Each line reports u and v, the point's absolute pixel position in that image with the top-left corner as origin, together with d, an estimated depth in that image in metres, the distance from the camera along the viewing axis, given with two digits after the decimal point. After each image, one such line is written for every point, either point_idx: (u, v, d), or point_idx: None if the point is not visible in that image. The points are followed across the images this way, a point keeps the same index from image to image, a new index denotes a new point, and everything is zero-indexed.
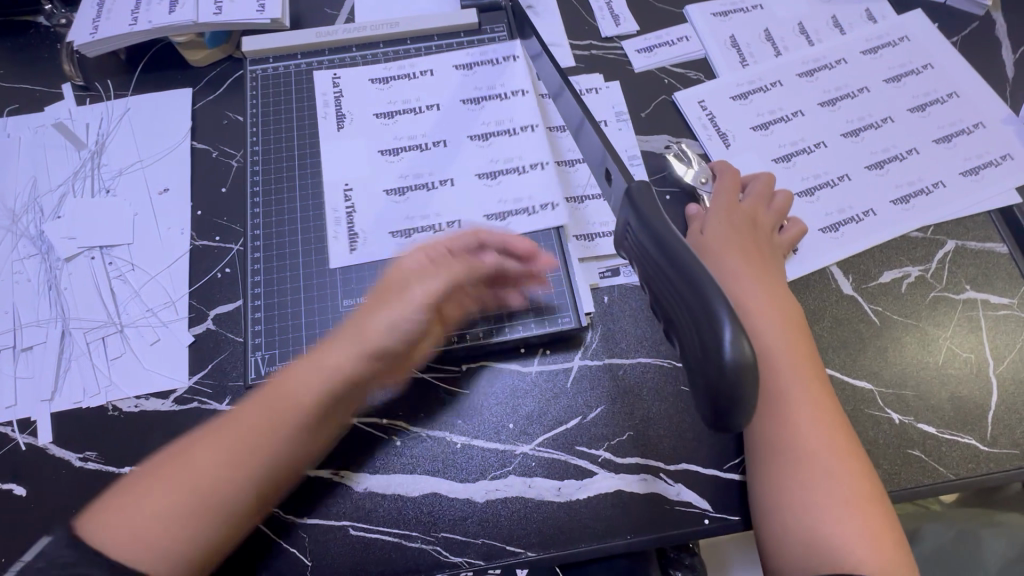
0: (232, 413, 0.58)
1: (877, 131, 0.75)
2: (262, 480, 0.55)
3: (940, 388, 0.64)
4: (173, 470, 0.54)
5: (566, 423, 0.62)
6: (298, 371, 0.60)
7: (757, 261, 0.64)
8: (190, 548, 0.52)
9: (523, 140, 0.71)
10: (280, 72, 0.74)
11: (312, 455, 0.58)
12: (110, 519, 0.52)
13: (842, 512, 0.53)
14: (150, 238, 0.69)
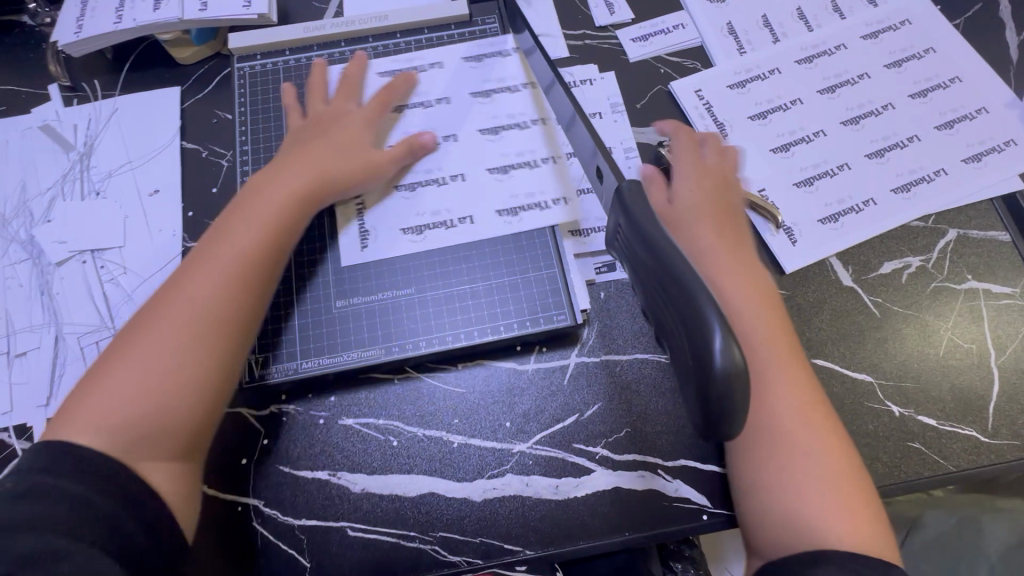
0: (178, 275, 0.55)
1: (877, 118, 0.73)
2: (234, 304, 0.54)
3: (941, 380, 0.63)
4: (132, 351, 0.51)
5: (563, 421, 0.61)
6: (249, 196, 0.60)
7: (730, 234, 0.62)
8: (172, 429, 0.50)
9: (532, 134, 0.70)
10: (267, 69, 0.72)
11: (279, 256, 0.58)
12: (71, 417, 0.49)
13: (818, 488, 0.52)
14: (141, 241, 0.69)
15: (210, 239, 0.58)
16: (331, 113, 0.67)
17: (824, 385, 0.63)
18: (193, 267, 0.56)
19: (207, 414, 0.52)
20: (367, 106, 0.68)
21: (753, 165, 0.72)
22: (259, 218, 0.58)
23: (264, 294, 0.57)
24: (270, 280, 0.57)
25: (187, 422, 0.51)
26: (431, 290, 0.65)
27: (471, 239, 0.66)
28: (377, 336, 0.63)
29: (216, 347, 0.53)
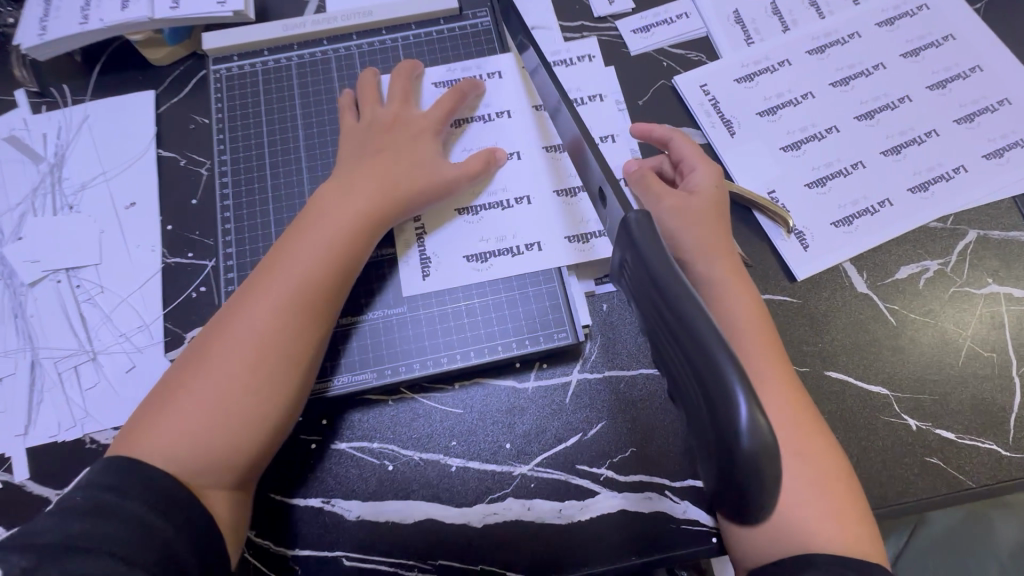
0: (247, 290, 0.53)
1: (893, 112, 0.69)
2: (303, 330, 0.52)
3: (961, 391, 0.60)
4: (202, 371, 0.50)
5: (565, 442, 0.59)
6: (313, 209, 0.56)
7: (716, 228, 0.58)
8: (237, 456, 0.49)
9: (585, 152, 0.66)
10: (245, 70, 0.68)
11: (347, 279, 0.55)
12: (141, 433, 0.48)
13: (815, 495, 0.49)
14: (119, 257, 0.65)
15: (277, 252, 0.55)
16: (399, 117, 0.62)
17: (838, 399, 0.60)
18: (261, 282, 0.53)
19: (270, 440, 0.51)
20: (433, 111, 0.63)
21: (762, 165, 0.68)
22: (326, 235, 0.55)
23: (330, 320, 0.54)
24: (337, 304, 0.55)
25: (251, 449, 0.50)
26: (425, 308, 0.61)
27: (540, 267, 0.62)
28: (370, 357, 0.59)
29: (283, 376, 0.51)
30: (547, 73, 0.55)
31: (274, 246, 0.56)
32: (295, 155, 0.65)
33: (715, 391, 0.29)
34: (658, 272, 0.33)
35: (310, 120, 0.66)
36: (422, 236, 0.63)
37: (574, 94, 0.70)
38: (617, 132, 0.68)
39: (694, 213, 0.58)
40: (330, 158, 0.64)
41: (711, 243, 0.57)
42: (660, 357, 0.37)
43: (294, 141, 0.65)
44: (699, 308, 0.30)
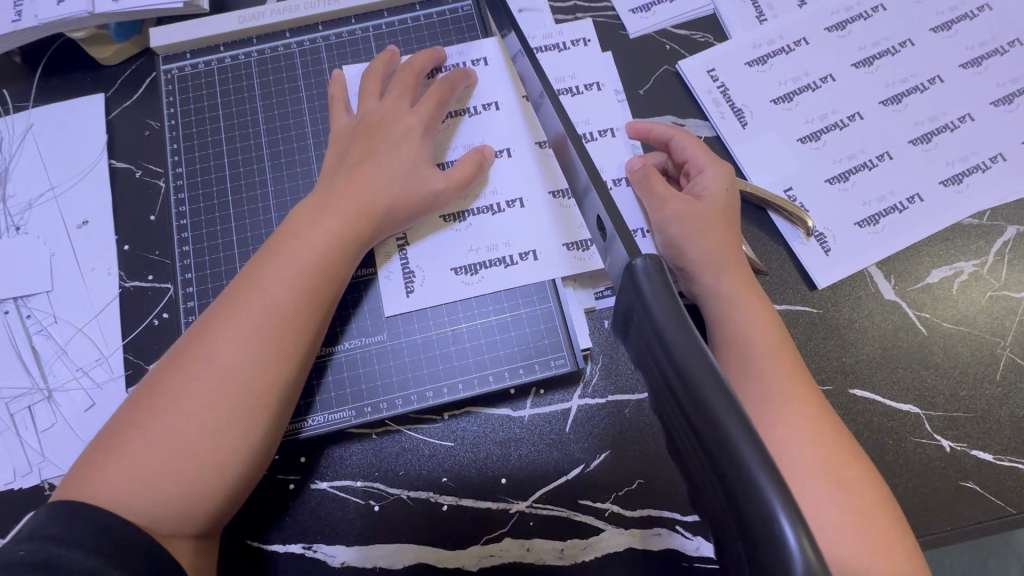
0: (212, 317, 0.47)
1: (923, 95, 0.62)
2: (273, 364, 0.46)
3: (998, 407, 0.55)
4: (158, 408, 0.44)
5: (567, 475, 0.54)
6: (288, 226, 0.50)
7: (727, 234, 0.52)
8: (197, 507, 0.43)
9: (594, 149, 0.60)
10: (200, 69, 0.61)
11: (325, 305, 0.49)
12: (89, 477, 0.42)
13: (857, 522, 0.43)
14: (72, 283, 0.60)
15: (246, 275, 0.48)
16: (386, 115, 0.55)
17: (864, 419, 0.55)
18: (229, 307, 0.47)
19: (236, 489, 0.46)
20: (424, 105, 0.56)
21: (778, 160, 0.61)
22: (300, 255, 0.48)
23: (305, 353, 0.48)
24: (313, 334, 0.49)
25: (213, 499, 0.44)
26: (407, 336, 0.55)
27: (538, 279, 0.55)
28: (347, 394, 0.54)
29: (249, 417, 0.45)
30: (534, 65, 0.47)
31: (244, 267, 0.49)
32: (258, 164, 0.58)
33: (744, 499, 0.23)
34: (671, 337, 0.28)
35: (273, 124, 0.59)
36: (404, 248, 0.56)
37: (568, 82, 0.62)
38: (619, 125, 0.61)
39: (702, 218, 0.52)
40: (297, 167, 0.58)
41: (722, 251, 0.51)
42: (672, 435, 0.31)
43: (257, 148, 0.58)
44: (720, 393, 0.25)
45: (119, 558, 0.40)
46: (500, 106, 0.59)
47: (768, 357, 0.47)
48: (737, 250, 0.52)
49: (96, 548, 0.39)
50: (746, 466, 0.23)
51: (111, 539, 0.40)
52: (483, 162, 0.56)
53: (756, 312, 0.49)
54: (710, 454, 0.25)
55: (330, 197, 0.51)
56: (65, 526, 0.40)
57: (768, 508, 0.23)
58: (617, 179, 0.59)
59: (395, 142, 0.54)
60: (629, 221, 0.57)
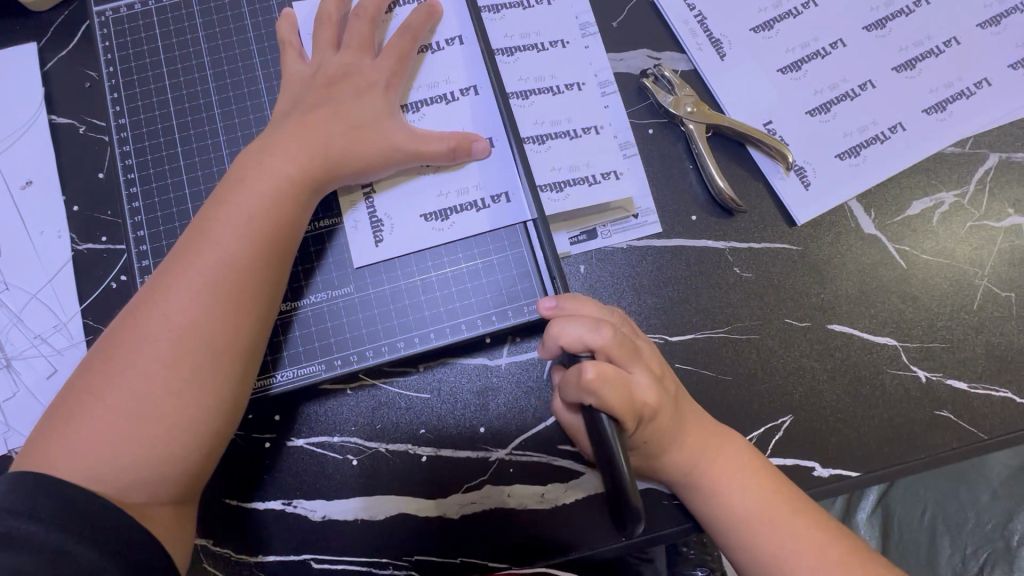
0: (161, 276, 0.45)
1: (908, 19, 0.59)
2: (233, 318, 0.44)
3: (974, 335, 0.55)
4: (113, 374, 0.42)
5: (545, 421, 0.53)
6: (233, 176, 0.47)
7: (637, 372, 0.45)
8: (172, 470, 0.42)
9: (570, 100, 0.57)
10: (136, 11, 0.56)
11: (284, 257, 0.47)
12: (51, 451, 0.41)
13: (764, 508, 0.47)
14: (21, 248, 0.56)
15: (195, 227, 0.46)
16: (345, 68, 0.52)
17: (841, 353, 0.55)
18: (178, 265, 0.45)
19: (210, 450, 0.44)
20: (385, 57, 0.52)
21: (757, 93, 0.59)
22: (253, 205, 0.46)
23: (267, 306, 0.46)
24: (273, 287, 0.47)
25: (185, 460, 0.43)
26: (375, 286, 0.53)
27: (513, 222, 0.53)
28: (315, 348, 0.52)
29: (215, 373, 0.43)
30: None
31: (191, 222, 0.47)
32: (206, 113, 0.54)
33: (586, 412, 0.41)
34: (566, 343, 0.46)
35: (221, 68, 0.55)
36: (371, 196, 0.53)
37: (532, 38, 0.58)
38: (586, 79, 0.58)
39: (613, 349, 0.44)
40: (249, 115, 0.54)
41: (615, 370, 0.42)
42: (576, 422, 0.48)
43: (204, 96, 0.54)
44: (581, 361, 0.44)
45: (83, 532, 0.38)
46: (463, 41, 0.55)
47: (674, 436, 0.47)
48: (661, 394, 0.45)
49: (57, 522, 0.38)
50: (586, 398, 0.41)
51: (76, 511, 0.39)
52: (469, 154, 0.52)
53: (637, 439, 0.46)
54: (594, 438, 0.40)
55: (280, 142, 0.48)
56: (27, 501, 0.38)
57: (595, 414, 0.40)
58: (585, 128, 0.57)
59: (354, 90, 0.51)
60: (598, 163, 0.56)
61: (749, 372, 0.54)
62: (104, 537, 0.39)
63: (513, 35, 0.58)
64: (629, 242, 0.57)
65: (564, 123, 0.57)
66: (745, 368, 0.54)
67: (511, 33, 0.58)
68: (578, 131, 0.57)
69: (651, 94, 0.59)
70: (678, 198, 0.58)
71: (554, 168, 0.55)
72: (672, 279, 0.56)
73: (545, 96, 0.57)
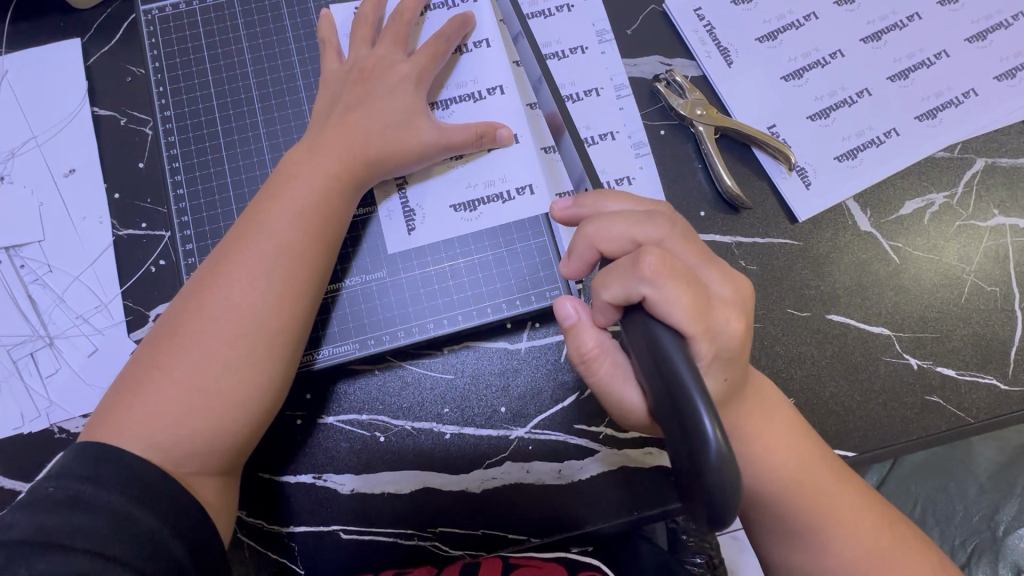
0: (218, 260, 0.48)
1: (902, 32, 0.64)
2: (285, 301, 0.47)
3: (962, 326, 0.59)
4: (175, 351, 0.45)
5: (563, 401, 0.57)
6: (284, 171, 0.51)
7: (704, 272, 0.41)
8: (225, 440, 0.45)
9: (588, 108, 0.62)
10: (181, 10, 0.59)
11: (330, 245, 0.50)
12: (114, 421, 0.44)
13: (804, 473, 0.47)
14: (64, 232, 0.59)
15: (250, 215, 0.49)
16: (379, 62, 0.55)
17: (838, 341, 0.59)
18: (234, 251, 0.48)
19: (258, 423, 0.47)
20: (418, 55, 0.56)
21: (762, 97, 0.63)
22: (303, 196, 0.49)
23: (315, 290, 0.49)
24: (320, 273, 0.50)
25: (238, 432, 0.46)
26: (406, 271, 0.56)
27: (535, 215, 0.57)
28: (349, 328, 0.55)
29: (268, 351, 0.47)
30: (529, 43, 0.53)
31: (245, 210, 0.50)
32: (247, 107, 0.58)
33: (676, 389, 0.34)
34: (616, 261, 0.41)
35: (261, 66, 0.58)
36: (403, 187, 0.56)
37: (554, 47, 0.63)
38: (603, 85, 0.62)
39: (674, 243, 0.41)
40: (288, 110, 0.57)
41: (683, 267, 0.38)
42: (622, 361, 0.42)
43: (245, 91, 0.58)
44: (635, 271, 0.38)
45: (142, 496, 0.41)
46: (490, 44, 0.59)
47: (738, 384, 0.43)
48: (747, 325, 0.41)
49: (119, 485, 0.40)
50: (662, 345, 0.36)
51: (136, 476, 0.41)
52: (494, 142, 0.56)
53: (706, 375, 0.40)
54: (684, 425, 0.33)
55: (327, 137, 0.52)
56: (90, 465, 0.41)
57: (701, 422, 0.32)
58: (602, 135, 0.61)
59: (389, 86, 0.54)
60: (610, 171, 0.61)
61: (753, 358, 0.58)
62: (160, 501, 0.41)
63: None
64: None
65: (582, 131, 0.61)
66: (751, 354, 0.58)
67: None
68: (595, 138, 0.61)
69: (663, 97, 0.63)
70: (688, 194, 0.61)
71: None
72: None
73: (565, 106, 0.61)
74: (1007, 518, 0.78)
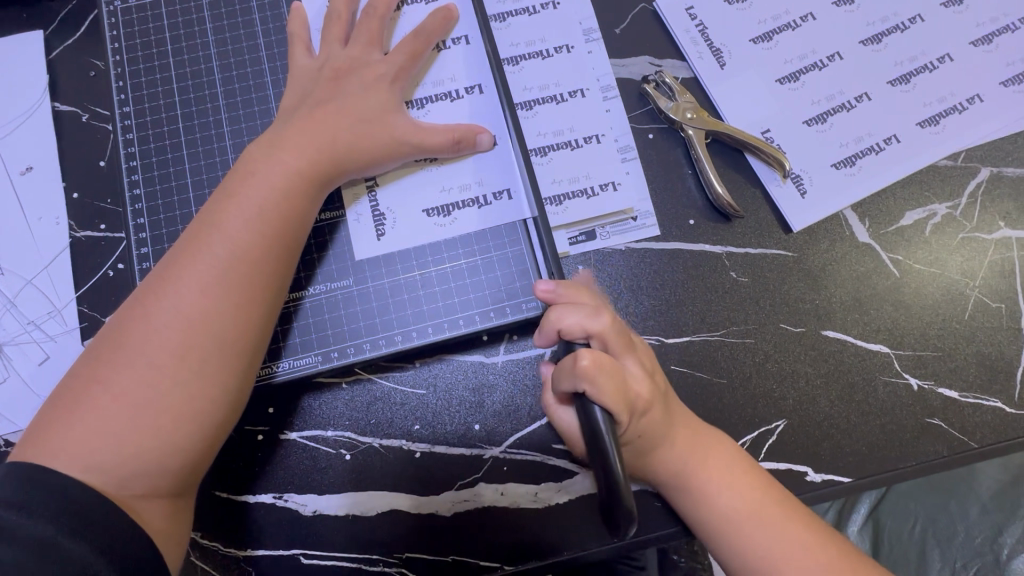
0: (168, 265, 0.45)
1: (903, 34, 0.61)
2: (240, 310, 0.44)
3: (966, 345, 0.56)
4: (118, 362, 0.42)
5: (540, 419, 0.53)
6: (243, 168, 0.48)
7: (631, 365, 0.47)
8: (173, 459, 0.42)
9: (573, 108, 0.58)
10: (146, 2, 0.57)
11: (292, 250, 0.47)
12: (50, 440, 0.40)
13: (740, 500, 0.48)
14: (18, 234, 0.56)
15: (204, 216, 0.46)
16: (352, 61, 0.52)
17: (834, 360, 0.55)
18: (185, 255, 0.44)
19: (211, 441, 0.44)
20: (392, 54, 0.53)
21: (757, 101, 0.60)
22: (263, 197, 0.46)
23: (274, 298, 0.46)
24: (279, 280, 0.47)
25: (188, 450, 0.43)
26: (375, 280, 0.53)
27: (513, 221, 0.54)
28: (313, 339, 0.52)
29: (221, 365, 0.43)
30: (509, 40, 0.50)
31: (200, 211, 0.47)
32: (212, 103, 0.55)
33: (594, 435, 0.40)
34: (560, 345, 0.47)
35: (227, 61, 0.55)
36: (374, 190, 0.53)
37: (537, 45, 0.60)
38: (589, 85, 0.59)
39: (609, 338, 0.47)
40: (254, 108, 0.55)
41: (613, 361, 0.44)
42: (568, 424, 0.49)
43: (210, 87, 0.55)
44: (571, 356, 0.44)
45: (72, 524, 0.37)
46: (470, 41, 0.56)
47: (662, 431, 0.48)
48: (660, 397, 0.48)
49: (47, 513, 0.37)
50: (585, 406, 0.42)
51: (68, 501, 0.38)
52: (473, 146, 0.53)
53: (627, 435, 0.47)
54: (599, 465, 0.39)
55: (289, 136, 0.49)
56: (18, 490, 0.38)
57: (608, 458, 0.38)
58: (587, 137, 0.58)
59: (360, 84, 0.51)
60: (595, 175, 0.57)
61: (743, 375, 0.55)
62: (94, 530, 0.38)
63: (519, 43, 0.59)
64: (629, 243, 0.57)
65: (565, 134, 0.58)
66: (741, 371, 0.55)
67: (517, 41, 0.60)
68: (579, 141, 0.58)
69: (651, 99, 0.60)
70: (677, 202, 0.58)
71: (555, 180, 0.57)
72: (669, 282, 0.56)
73: (548, 108, 0.58)
74: (1011, 541, 0.74)
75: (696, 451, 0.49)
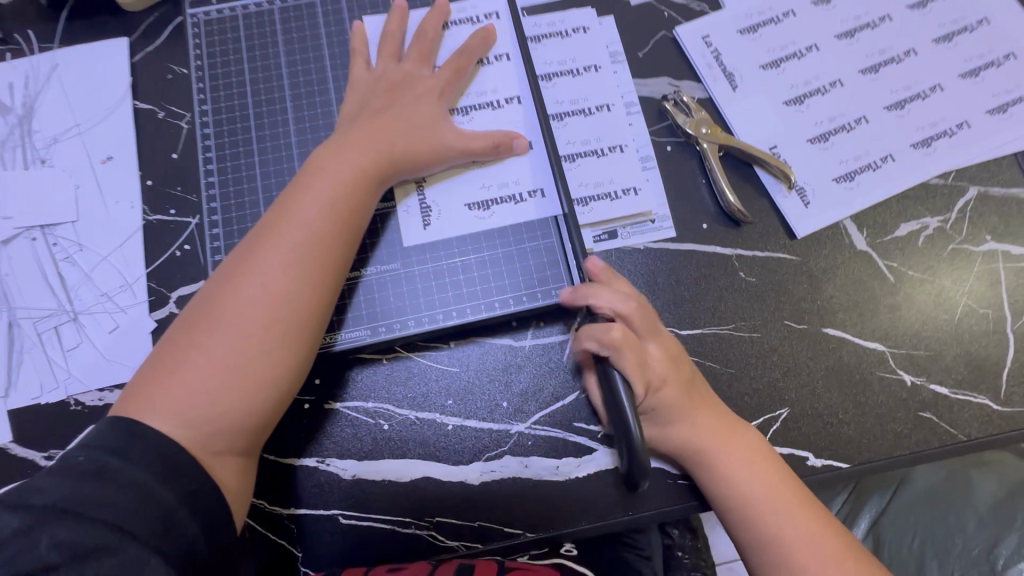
0: (251, 247, 0.50)
1: (898, 66, 0.68)
2: (313, 288, 0.50)
3: (955, 346, 0.61)
4: (207, 331, 0.48)
5: (563, 399, 0.58)
6: (316, 163, 0.54)
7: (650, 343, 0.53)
8: (250, 418, 0.47)
9: (600, 121, 0.65)
10: (225, 15, 0.64)
11: (356, 237, 0.53)
12: (148, 397, 0.46)
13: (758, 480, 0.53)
14: (97, 215, 0.62)
15: (283, 205, 0.52)
16: (407, 74, 0.59)
17: (833, 355, 0.60)
18: (267, 238, 0.50)
19: (281, 403, 0.49)
20: (442, 70, 0.60)
21: (766, 120, 0.66)
22: (335, 190, 0.52)
23: (340, 279, 0.52)
24: (345, 263, 0.52)
25: (263, 411, 0.48)
26: (419, 265, 0.59)
27: (545, 216, 0.60)
28: (362, 315, 0.58)
29: (296, 335, 0.49)
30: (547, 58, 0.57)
31: (278, 201, 0.53)
32: (279, 105, 0.61)
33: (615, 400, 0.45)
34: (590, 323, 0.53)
35: (295, 69, 0.62)
36: (421, 186, 0.60)
37: (569, 65, 0.66)
38: (614, 101, 0.66)
39: (635, 319, 0.52)
40: (317, 110, 0.61)
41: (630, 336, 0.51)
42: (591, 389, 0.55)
43: (279, 91, 0.62)
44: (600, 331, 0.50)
45: (160, 468, 0.42)
46: (510, 58, 0.63)
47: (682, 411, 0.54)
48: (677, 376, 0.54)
49: (139, 457, 0.42)
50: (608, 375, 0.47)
51: (155, 447, 0.43)
52: (511, 150, 0.59)
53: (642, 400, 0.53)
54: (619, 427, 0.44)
55: (356, 136, 0.55)
56: (115, 436, 0.43)
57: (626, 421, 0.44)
58: (611, 147, 0.64)
59: (414, 95, 0.58)
60: (619, 180, 0.63)
61: (750, 366, 0.60)
62: (176, 473, 0.43)
63: (552, 62, 0.66)
64: (648, 243, 0.63)
65: (591, 142, 0.64)
66: (748, 362, 0.60)
67: (550, 60, 0.66)
68: (604, 150, 0.64)
69: (671, 116, 0.66)
70: (691, 207, 0.64)
71: (582, 184, 0.63)
72: (683, 279, 0.62)
73: (577, 120, 0.65)
74: (1006, 552, 0.74)
75: (720, 434, 0.54)
